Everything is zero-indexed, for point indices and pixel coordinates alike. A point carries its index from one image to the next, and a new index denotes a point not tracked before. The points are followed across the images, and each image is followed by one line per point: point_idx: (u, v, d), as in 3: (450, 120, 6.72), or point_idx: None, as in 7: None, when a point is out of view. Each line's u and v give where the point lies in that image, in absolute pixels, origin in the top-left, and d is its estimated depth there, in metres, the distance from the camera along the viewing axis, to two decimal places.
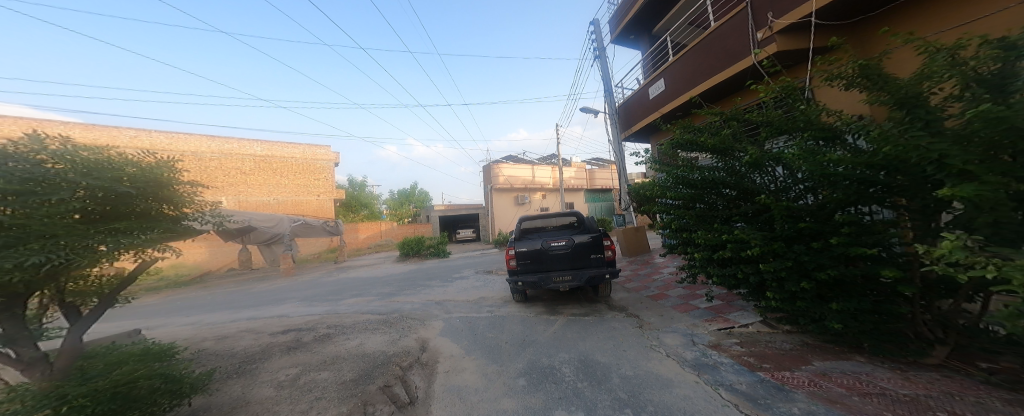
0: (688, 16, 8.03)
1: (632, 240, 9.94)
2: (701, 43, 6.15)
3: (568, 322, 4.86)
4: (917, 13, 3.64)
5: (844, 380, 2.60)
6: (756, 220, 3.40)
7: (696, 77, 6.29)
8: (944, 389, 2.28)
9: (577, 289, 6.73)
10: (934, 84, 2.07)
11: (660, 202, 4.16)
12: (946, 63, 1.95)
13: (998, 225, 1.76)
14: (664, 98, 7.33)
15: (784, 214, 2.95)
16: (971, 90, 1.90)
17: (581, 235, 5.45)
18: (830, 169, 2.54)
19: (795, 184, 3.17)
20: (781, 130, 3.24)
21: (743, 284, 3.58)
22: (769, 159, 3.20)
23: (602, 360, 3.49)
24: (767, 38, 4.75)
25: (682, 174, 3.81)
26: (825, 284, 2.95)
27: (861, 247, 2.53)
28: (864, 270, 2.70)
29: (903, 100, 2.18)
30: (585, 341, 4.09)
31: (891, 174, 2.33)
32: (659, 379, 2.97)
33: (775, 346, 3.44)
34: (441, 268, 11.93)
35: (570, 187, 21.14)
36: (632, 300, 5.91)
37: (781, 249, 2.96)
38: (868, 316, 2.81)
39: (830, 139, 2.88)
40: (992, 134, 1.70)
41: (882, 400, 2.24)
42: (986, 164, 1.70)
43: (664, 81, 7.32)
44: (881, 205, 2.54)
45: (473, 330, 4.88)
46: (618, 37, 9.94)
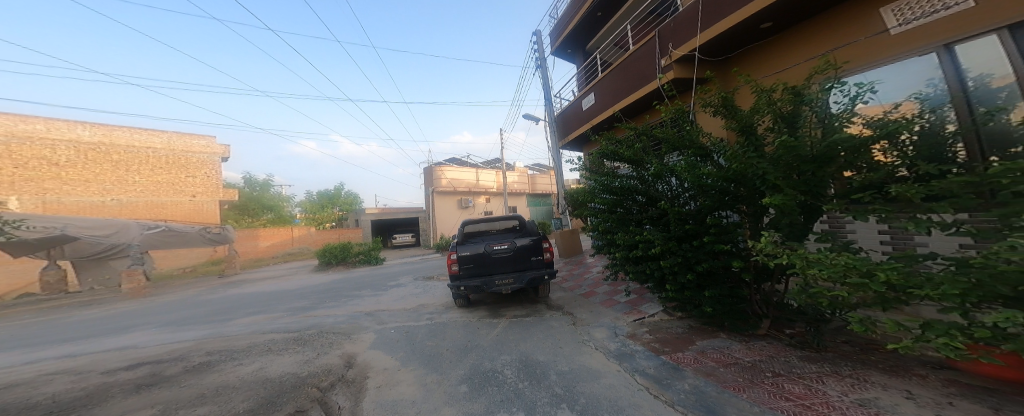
0: (613, 38, 8.88)
1: (570, 242, 10.52)
2: (622, 64, 6.69)
3: (510, 324, 4.90)
4: (755, 58, 4.50)
5: (715, 354, 3.27)
6: (660, 223, 3.85)
7: (618, 94, 6.88)
8: (768, 353, 3.14)
9: (518, 291, 6.87)
10: (760, 117, 2.76)
11: (590, 207, 4.59)
12: (767, 101, 2.64)
13: (794, 225, 2.57)
14: (595, 111, 7.94)
15: (676, 217, 3.45)
16: (779, 124, 2.66)
17: (526, 238, 5.59)
18: (705, 180, 3.09)
19: (683, 192, 3.71)
20: (675, 146, 3.75)
21: (650, 279, 4.02)
22: (667, 171, 3.65)
23: (539, 359, 3.60)
24: (666, 66, 5.16)
25: (605, 182, 4.16)
26: (703, 275, 3.52)
27: (721, 243, 3.23)
28: (725, 261, 3.38)
29: (743, 127, 2.79)
30: (526, 342, 4.16)
31: (736, 186, 3.07)
32: (589, 371, 3.20)
33: (673, 331, 4.01)
34: (371, 277, 11.00)
35: (513, 191, 21.51)
36: (567, 299, 6.22)
37: (674, 247, 3.45)
38: (727, 300, 3.51)
39: (705, 156, 3.49)
40: (789, 160, 2.40)
41: (737, 368, 2.95)
42: (786, 181, 2.39)
43: (594, 95, 7.97)
44: (732, 210, 3.30)
45: (410, 340, 4.56)
46: (558, 49, 10.51)
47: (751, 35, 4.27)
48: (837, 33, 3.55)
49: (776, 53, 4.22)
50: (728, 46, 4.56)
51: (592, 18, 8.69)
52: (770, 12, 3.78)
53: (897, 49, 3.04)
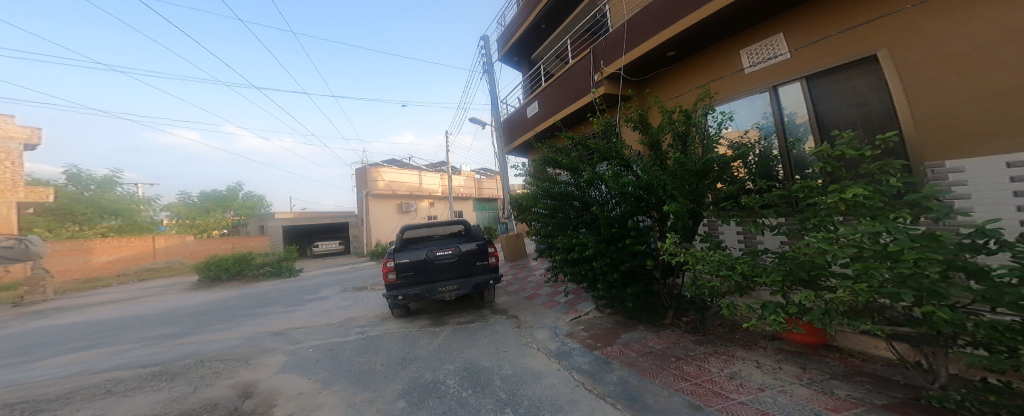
0: (556, 50, 9.40)
1: (515, 246, 10.70)
2: (564, 74, 7.00)
3: (454, 331, 4.81)
4: (661, 81, 5.08)
5: (636, 345, 3.63)
6: (592, 227, 4.16)
7: (559, 104, 7.27)
8: (672, 340, 3.64)
9: (461, 297, 6.76)
10: (664, 133, 3.51)
11: (533, 211, 4.69)
12: (668, 121, 3.43)
13: (683, 227, 3.37)
14: (538, 118, 8.27)
15: (606, 222, 3.77)
16: (677, 142, 3.45)
17: (470, 243, 5.52)
18: (627, 188, 3.47)
19: (610, 199, 4.02)
20: (604, 157, 4.08)
21: (585, 280, 4.30)
22: (598, 179, 3.91)
23: (482, 365, 3.58)
24: (599, 81, 5.60)
25: (547, 188, 4.37)
26: (627, 274, 3.89)
27: (639, 244, 3.65)
28: (642, 261, 3.80)
29: (653, 142, 3.52)
30: (470, 348, 4.12)
31: (649, 195, 3.54)
32: (532, 373, 3.28)
33: (603, 327, 4.33)
34: (286, 291, 9.64)
35: (458, 195, 21.11)
36: (512, 303, 6.28)
37: (604, 249, 3.75)
38: (643, 295, 3.98)
39: (625, 165, 3.93)
40: (682, 175, 3.22)
41: (652, 356, 3.33)
42: (680, 191, 3.19)
43: (537, 103, 8.30)
44: (648, 216, 3.75)
45: (336, 357, 4.15)
46: (504, 56, 10.73)
47: (659, 61, 4.83)
48: (719, 67, 4.22)
49: (674, 79, 4.86)
50: (641, 68, 5.09)
51: (536, 29, 9.08)
52: (674, 42, 4.31)
53: (757, 84, 3.76)
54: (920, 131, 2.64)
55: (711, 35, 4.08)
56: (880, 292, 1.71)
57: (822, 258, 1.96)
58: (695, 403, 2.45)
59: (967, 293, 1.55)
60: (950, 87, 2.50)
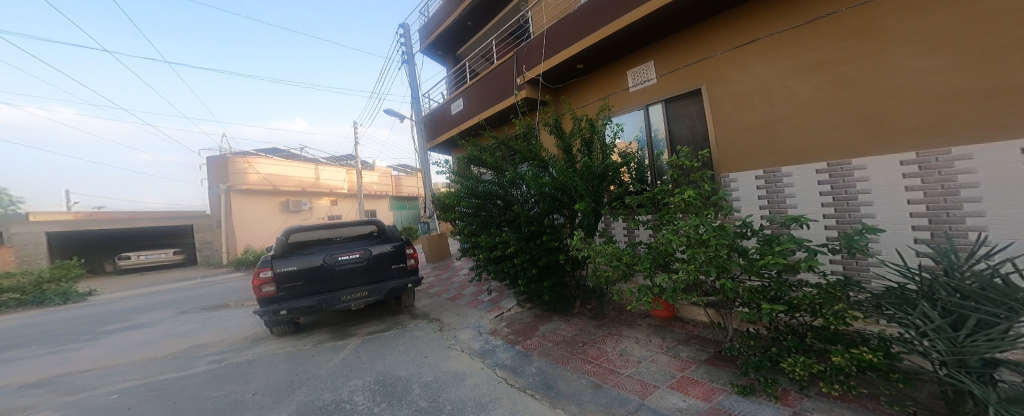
0: (482, 49, 9.42)
1: (436, 247, 10.33)
2: (489, 74, 7.04)
3: (367, 342, 4.41)
4: (575, 90, 5.49)
5: (552, 335, 3.88)
6: (514, 225, 4.29)
7: (484, 103, 7.28)
8: (580, 326, 4.00)
9: (375, 303, 6.23)
10: (574, 139, 3.91)
11: (456, 210, 4.58)
12: (577, 128, 3.84)
13: (587, 225, 3.73)
14: (462, 116, 8.15)
15: (526, 220, 3.96)
16: (583, 148, 3.82)
17: (381, 246, 5.08)
18: (544, 188, 3.73)
19: (530, 198, 4.21)
20: (526, 157, 4.27)
21: (507, 276, 4.39)
22: (519, 178, 4.08)
23: (398, 374, 3.35)
24: (522, 85, 5.82)
25: (471, 186, 4.33)
26: (544, 268, 4.14)
27: (554, 240, 3.92)
28: (557, 255, 4.09)
29: (566, 145, 3.88)
30: (386, 358, 3.82)
31: (561, 194, 3.84)
32: (454, 376, 3.21)
33: (523, 321, 4.51)
34: (100, 318, 7.23)
35: (372, 192, 19.44)
36: (433, 305, 6.04)
37: (524, 246, 3.93)
38: (558, 287, 4.28)
39: (542, 166, 4.17)
40: (587, 178, 3.61)
41: (564, 344, 3.60)
42: (586, 191, 3.56)
43: (462, 100, 8.17)
44: (562, 215, 4.03)
45: (205, 390, 3.36)
46: (426, 48, 10.27)
47: (569, 72, 5.24)
48: (613, 83, 4.81)
49: (580, 89, 5.38)
50: (553, 77, 5.45)
51: (462, 25, 8.96)
52: (579, 55, 4.72)
53: (644, 99, 4.34)
54: (720, 148, 3.56)
55: (608, 53, 4.59)
56: (708, 270, 2.40)
57: (663, 246, 2.65)
58: (596, 382, 2.76)
59: (740, 266, 2.41)
60: (733, 116, 3.45)
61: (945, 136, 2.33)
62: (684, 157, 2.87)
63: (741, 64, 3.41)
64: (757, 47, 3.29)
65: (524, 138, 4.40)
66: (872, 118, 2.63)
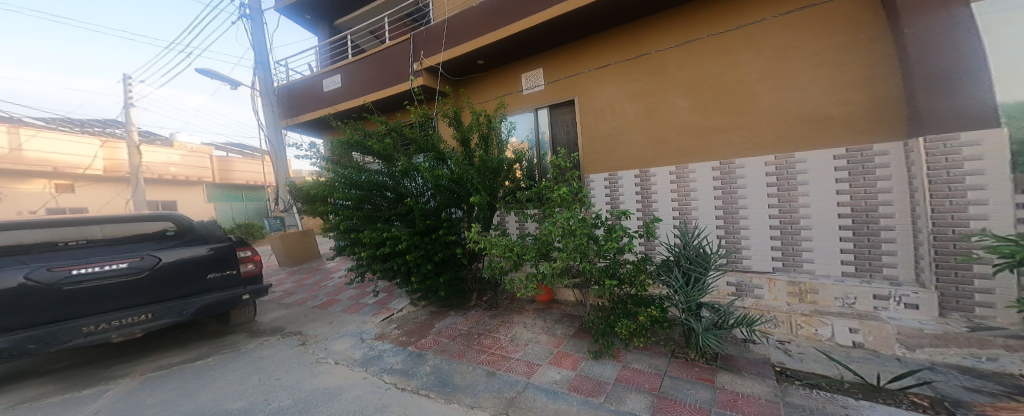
0: (368, 26, 8.43)
1: (296, 246, 8.42)
2: (378, 53, 6.25)
3: (186, 370, 3.25)
4: (473, 85, 5.49)
5: (448, 331, 3.77)
6: (407, 219, 3.94)
7: (371, 84, 6.41)
8: (477, 319, 4.04)
9: (199, 322, 4.65)
10: (472, 134, 3.88)
11: (332, 202, 3.95)
12: (476, 123, 3.82)
13: (483, 218, 3.83)
14: (340, 95, 6.97)
15: (420, 213, 3.71)
16: (482, 144, 3.86)
17: (189, 248, 3.25)
18: (441, 181, 3.54)
19: (426, 190, 3.94)
20: (421, 148, 3.98)
21: (398, 274, 4.02)
22: (413, 170, 3.76)
23: (229, 408, 2.55)
24: (418, 71, 5.42)
25: (350, 175, 3.73)
26: (440, 263, 4.01)
27: (450, 234, 3.82)
28: (454, 249, 4.01)
29: (464, 139, 3.83)
30: (213, 389, 2.86)
31: (457, 187, 3.72)
32: (327, 392, 2.73)
33: (418, 321, 4.22)
34: None
35: (174, 178, 14.67)
36: (291, 317, 4.83)
37: (419, 241, 3.65)
38: (455, 282, 4.19)
39: (440, 159, 3.93)
40: (482, 172, 3.71)
41: (460, 337, 3.57)
42: (481, 186, 3.68)
43: (340, 77, 6.96)
44: (459, 208, 3.98)
45: None
46: (288, 8, 8.44)
47: (468, 66, 5.19)
48: (507, 84, 5.05)
49: (476, 85, 5.45)
50: (451, 68, 5.28)
51: None
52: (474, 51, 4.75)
53: (537, 102, 4.75)
54: (585, 152, 4.37)
55: (505, 55, 4.79)
56: (574, 255, 2.83)
57: (541, 236, 3.04)
58: (489, 370, 2.85)
59: (593, 251, 2.93)
60: (592, 125, 4.30)
61: (693, 156, 3.65)
62: (562, 156, 3.24)
63: (596, 86, 4.27)
64: (606, 74, 4.19)
65: (414, 127, 4.14)
66: (664, 139, 3.81)
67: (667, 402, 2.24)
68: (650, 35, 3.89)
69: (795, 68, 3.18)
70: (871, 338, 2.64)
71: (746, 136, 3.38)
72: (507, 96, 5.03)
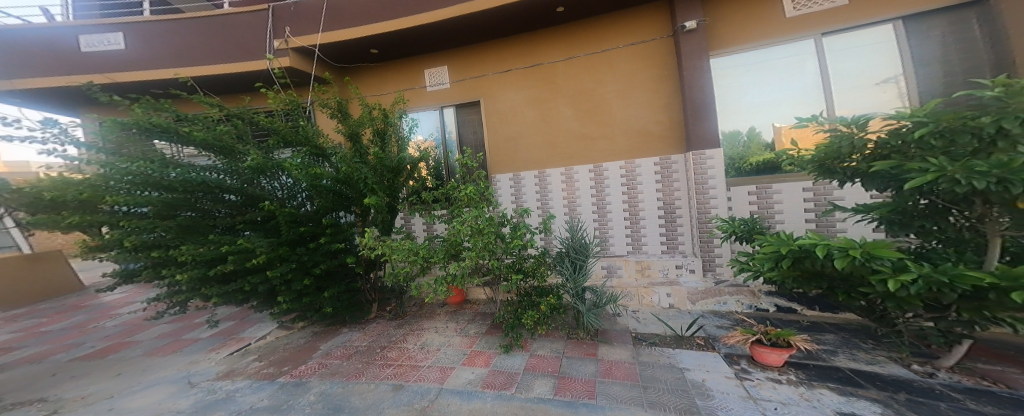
0: None
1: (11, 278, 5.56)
2: (211, 18, 4.46)
3: None
4: (362, 74, 4.87)
5: (338, 351, 3.15)
6: (264, 227, 2.99)
7: (192, 52, 4.44)
8: (376, 331, 3.55)
9: None
10: (362, 128, 3.31)
11: (105, 211, 2.54)
12: (368, 115, 3.29)
13: (382, 221, 3.31)
14: (119, 60, 4.47)
15: (288, 219, 2.86)
16: (378, 138, 3.34)
17: None
18: (320, 180, 2.87)
19: (299, 192, 3.17)
20: (286, 141, 3.12)
21: (252, 297, 3.07)
22: (273, 167, 2.91)
23: None
24: (282, 50, 4.33)
25: (149, 172, 2.49)
26: (321, 276, 3.28)
27: (338, 243, 3.14)
28: (342, 259, 3.35)
29: (352, 133, 3.26)
30: None
31: (345, 187, 3.12)
32: None
33: (291, 347, 3.34)
34: None
35: None
36: (28, 378, 3.04)
37: (287, 253, 2.83)
38: (346, 294, 3.56)
39: (319, 155, 3.21)
40: (382, 170, 3.25)
41: (355, 355, 3.04)
42: (377, 184, 3.16)
43: (122, 36, 4.50)
44: (348, 211, 3.35)
45: None
46: None
47: (356, 53, 4.48)
48: (408, 79, 4.70)
49: (369, 78, 4.86)
50: (331, 53, 4.47)
51: None
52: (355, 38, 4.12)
53: (440, 99, 4.57)
54: (491, 152, 4.41)
55: (402, 47, 4.37)
56: (483, 254, 2.82)
57: (449, 238, 2.96)
58: (396, 384, 2.51)
59: (499, 250, 2.94)
60: (496, 126, 4.36)
61: (578, 159, 4.09)
62: (468, 156, 3.21)
63: (493, 89, 4.37)
64: (504, 78, 4.31)
65: (267, 117, 3.13)
66: (557, 144, 4.16)
67: (566, 382, 2.35)
68: (543, 45, 4.15)
69: (642, 85, 3.84)
70: (676, 298, 3.55)
71: (615, 143, 3.96)
72: (406, 90, 4.69)
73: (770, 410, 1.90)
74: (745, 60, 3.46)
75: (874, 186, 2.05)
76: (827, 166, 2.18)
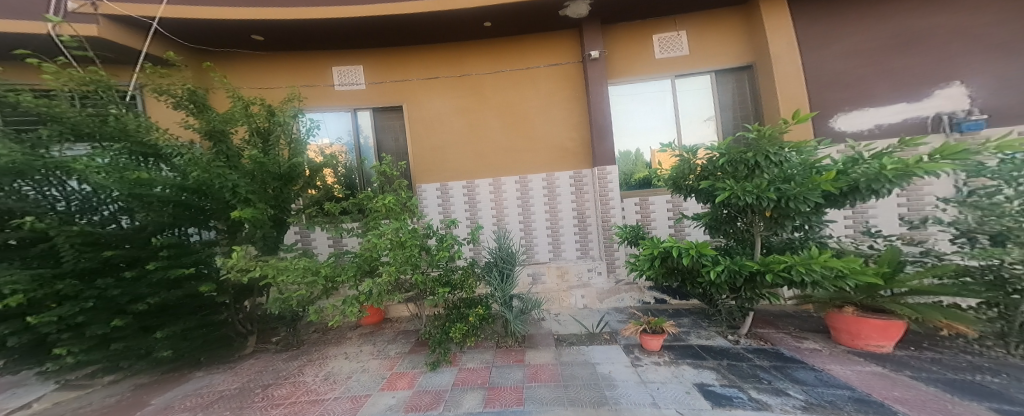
0: None
1: None
2: None
3: None
4: (237, 60, 3.97)
5: (190, 400, 2.40)
6: (21, 256, 2.06)
7: None
8: (254, 368, 2.87)
9: None
10: (231, 126, 2.63)
11: None
12: (242, 112, 2.64)
13: (263, 238, 2.81)
14: None
15: (77, 240, 2.10)
16: (255, 138, 2.74)
17: None
18: (143, 188, 2.22)
19: (104, 202, 2.32)
20: (78, 133, 2.19)
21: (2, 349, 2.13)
22: (47, 168, 2.00)
23: None
24: (84, 14, 3.08)
25: None
26: (149, 312, 2.48)
27: (182, 269, 2.42)
28: (191, 290, 2.56)
29: (211, 132, 2.55)
30: None
31: (201, 198, 2.55)
32: None
33: (88, 410, 2.31)
34: None
35: None
36: None
37: (71, 287, 2.06)
38: (197, 331, 2.73)
39: (152, 157, 2.42)
40: (262, 174, 2.65)
41: (225, 398, 2.42)
42: (256, 194, 2.62)
43: None
44: (203, 227, 2.74)
45: None
46: None
47: (233, 37, 3.66)
48: (312, 75, 4.15)
49: (255, 68, 4.04)
50: (194, 34, 3.53)
51: None
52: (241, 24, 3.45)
53: (350, 99, 4.19)
54: (415, 161, 4.22)
55: (305, 40, 3.85)
56: (405, 269, 2.64)
57: (364, 253, 2.70)
58: None
59: (425, 263, 2.81)
60: (418, 134, 4.22)
61: (499, 170, 4.21)
62: (387, 164, 3.03)
63: (414, 96, 4.24)
64: (425, 86, 4.23)
65: (38, 97, 2.14)
66: (480, 155, 4.22)
67: (495, 392, 2.32)
68: (465, 57, 4.22)
69: (557, 104, 4.17)
70: (589, 298, 3.94)
71: (532, 157, 4.19)
72: (307, 87, 4.13)
73: (655, 390, 2.19)
74: (640, 90, 4.07)
75: (702, 200, 2.62)
76: (677, 183, 2.66)
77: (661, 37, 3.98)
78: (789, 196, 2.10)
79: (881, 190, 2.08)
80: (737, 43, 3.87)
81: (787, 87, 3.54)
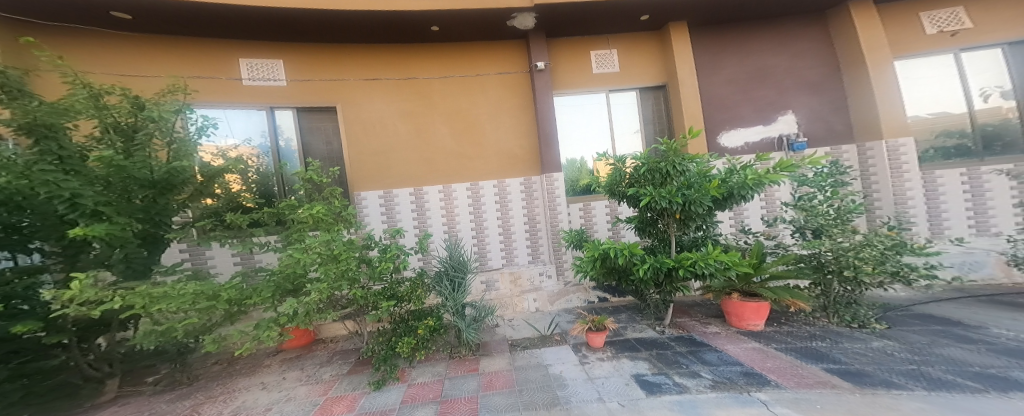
0: None
1: None
2: None
3: None
4: (88, 40, 3.24)
5: None
6: None
7: None
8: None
9: None
10: (72, 120, 2.10)
11: None
12: (91, 103, 2.12)
13: (129, 260, 2.35)
14: None
15: None
16: (111, 136, 2.21)
17: None
18: None
19: None
20: None
21: None
22: None
23: None
24: None
25: None
26: None
27: None
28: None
29: (31, 126, 1.92)
30: None
31: (17, 216, 1.98)
32: None
33: None
34: None
35: None
36: None
37: None
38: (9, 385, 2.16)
39: None
40: (122, 182, 2.19)
41: None
42: (110, 205, 2.13)
43: None
44: (21, 250, 2.14)
45: None
46: None
47: (87, 12, 3.00)
48: (208, 66, 3.58)
49: (127, 53, 3.35)
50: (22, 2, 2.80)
51: None
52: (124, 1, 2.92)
53: (259, 97, 3.73)
54: (354, 166, 3.95)
55: (209, 26, 3.39)
56: (339, 284, 2.47)
57: (290, 268, 2.43)
58: None
59: (365, 275, 2.64)
60: (357, 137, 3.97)
61: (445, 176, 4.14)
62: (314, 170, 2.79)
63: (355, 97, 4.00)
64: (366, 87, 4.03)
65: None
66: (429, 160, 4.12)
67: (448, 404, 2.26)
68: (410, 59, 4.11)
69: (507, 112, 4.25)
70: (541, 301, 4.02)
71: (480, 164, 4.20)
72: (196, 79, 3.54)
73: (600, 385, 2.31)
74: (582, 101, 4.32)
75: (632, 204, 2.81)
76: (612, 191, 2.84)
77: (597, 54, 4.29)
78: (690, 201, 2.42)
79: (749, 197, 2.46)
80: (654, 64, 4.32)
81: (688, 106, 4.06)
